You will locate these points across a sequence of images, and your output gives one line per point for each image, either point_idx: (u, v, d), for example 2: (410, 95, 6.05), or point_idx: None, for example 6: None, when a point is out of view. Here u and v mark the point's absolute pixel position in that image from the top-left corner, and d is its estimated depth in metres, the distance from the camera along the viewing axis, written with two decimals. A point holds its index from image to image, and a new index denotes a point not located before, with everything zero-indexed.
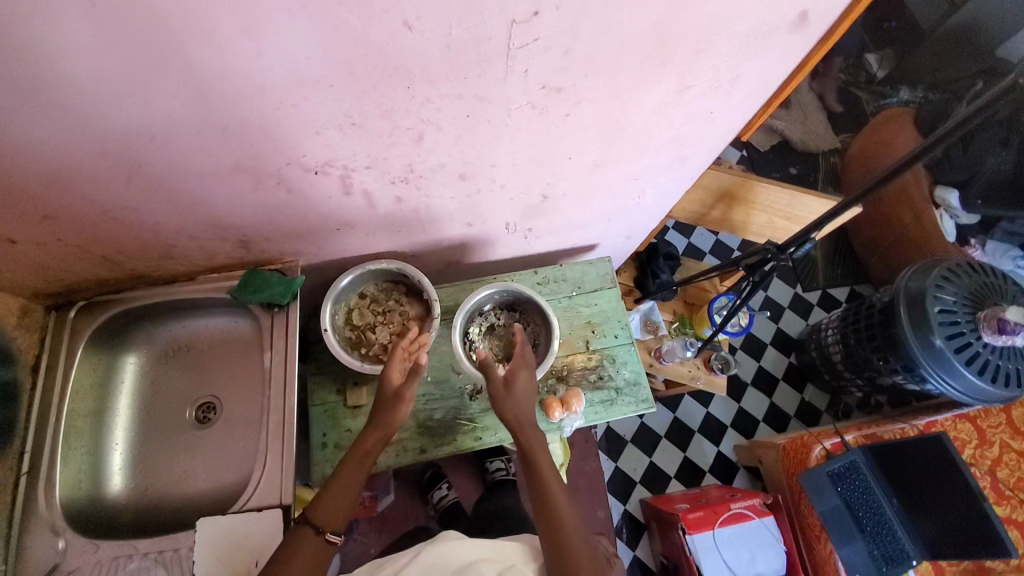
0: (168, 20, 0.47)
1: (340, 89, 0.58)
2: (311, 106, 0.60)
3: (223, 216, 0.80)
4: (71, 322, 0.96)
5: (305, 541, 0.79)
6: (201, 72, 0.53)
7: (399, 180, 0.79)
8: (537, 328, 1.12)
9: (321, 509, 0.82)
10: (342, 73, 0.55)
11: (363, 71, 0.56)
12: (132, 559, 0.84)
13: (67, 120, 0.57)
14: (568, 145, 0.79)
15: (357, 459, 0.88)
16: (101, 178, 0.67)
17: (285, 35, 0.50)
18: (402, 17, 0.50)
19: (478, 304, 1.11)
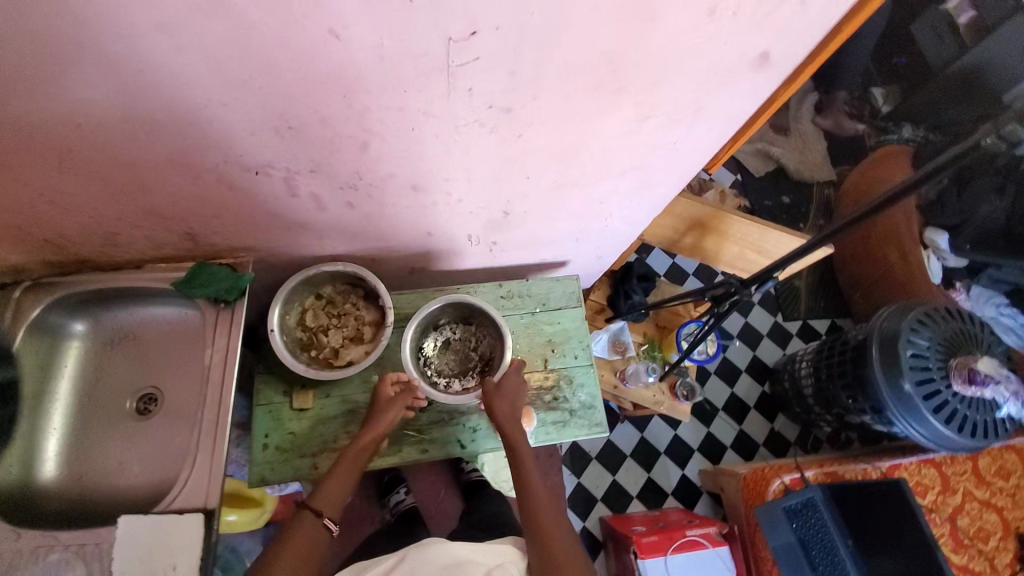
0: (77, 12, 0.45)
1: (271, 92, 0.55)
2: (242, 106, 0.57)
3: (164, 207, 0.77)
4: (11, 299, 0.91)
5: (303, 530, 0.85)
6: (120, 66, 0.51)
7: (348, 186, 0.76)
8: (491, 343, 1.09)
9: (319, 497, 0.89)
10: (270, 76, 0.53)
11: (292, 76, 0.53)
12: (53, 551, 0.82)
13: None
14: (526, 164, 0.76)
15: (344, 458, 0.94)
16: (27, 162, 0.64)
17: (205, 35, 0.48)
18: (327, 25, 0.47)
19: (432, 318, 1.09)
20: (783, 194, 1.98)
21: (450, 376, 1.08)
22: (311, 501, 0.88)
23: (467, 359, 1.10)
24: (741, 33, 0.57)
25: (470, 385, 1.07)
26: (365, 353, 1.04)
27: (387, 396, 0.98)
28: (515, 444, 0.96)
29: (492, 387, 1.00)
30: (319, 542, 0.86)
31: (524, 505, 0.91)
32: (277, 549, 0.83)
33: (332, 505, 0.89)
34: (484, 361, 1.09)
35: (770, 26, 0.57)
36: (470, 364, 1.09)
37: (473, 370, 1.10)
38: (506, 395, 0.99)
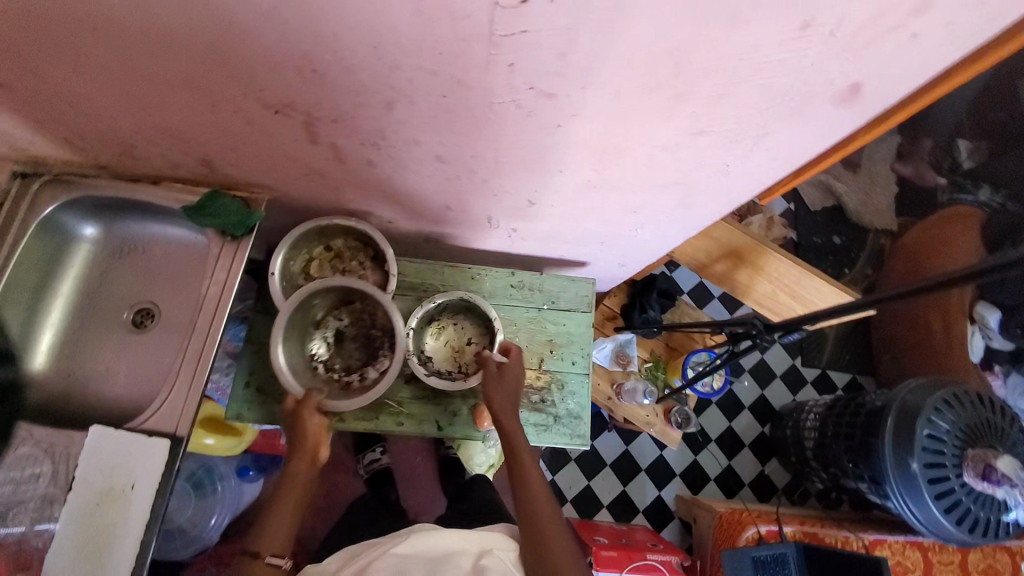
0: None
1: (295, 29, 0.51)
2: (264, 39, 0.53)
3: (181, 129, 0.74)
4: (30, 190, 0.91)
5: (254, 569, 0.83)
6: None
7: (370, 143, 0.72)
8: (483, 338, 1.09)
9: (258, 540, 0.86)
10: (296, 11, 0.48)
11: (319, 15, 0.48)
12: (24, 444, 0.84)
13: None
14: (560, 157, 0.70)
15: (284, 490, 0.90)
16: (45, 56, 0.61)
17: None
18: None
19: (308, 317, 1.00)
20: (835, 234, 1.85)
21: (361, 366, 1.04)
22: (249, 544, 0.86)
23: (369, 342, 1.05)
24: (832, 56, 0.50)
25: (383, 367, 1.03)
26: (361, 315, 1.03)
27: (291, 413, 0.93)
28: (515, 443, 0.92)
29: (491, 375, 0.97)
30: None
31: (523, 511, 0.87)
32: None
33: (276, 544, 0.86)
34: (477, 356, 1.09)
35: (865, 55, 0.50)
36: (375, 345, 1.05)
37: (380, 349, 1.05)
38: (505, 385, 0.97)
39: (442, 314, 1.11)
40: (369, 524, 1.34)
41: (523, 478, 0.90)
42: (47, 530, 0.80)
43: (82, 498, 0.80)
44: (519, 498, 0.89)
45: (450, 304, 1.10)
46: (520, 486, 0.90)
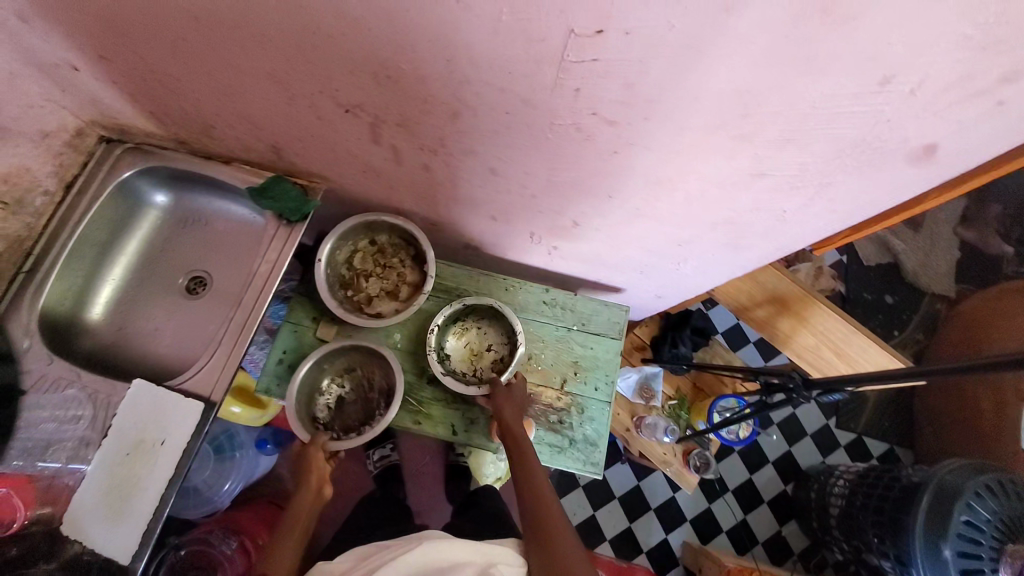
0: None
1: (377, 37, 0.54)
2: (347, 44, 0.56)
3: (257, 117, 0.80)
4: (116, 155, 1.00)
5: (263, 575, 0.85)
6: None
7: (428, 149, 0.75)
8: (503, 347, 1.11)
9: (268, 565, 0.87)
10: (381, 21, 0.51)
11: (401, 27, 0.51)
12: (71, 386, 0.89)
13: None
14: (611, 183, 0.71)
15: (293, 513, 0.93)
16: (151, 39, 0.67)
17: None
18: None
19: (312, 382, 1.05)
20: (888, 292, 1.76)
21: (359, 427, 1.06)
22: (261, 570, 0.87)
23: (368, 404, 1.08)
24: (910, 114, 0.48)
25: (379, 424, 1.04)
26: (395, 311, 1.07)
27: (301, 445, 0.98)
28: (523, 451, 0.94)
29: (501, 391, 1.01)
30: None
31: (531, 517, 0.87)
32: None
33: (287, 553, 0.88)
34: (494, 364, 1.11)
35: (946, 117, 0.48)
36: (373, 407, 1.08)
37: (379, 408, 1.08)
38: (514, 402, 1.00)
39: (468, 317, 1.13)
40: (372, 517, 1.35)
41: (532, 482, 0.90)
42: (77, 471, 0.85)
43: (114, 447, 0.85)
44: (528, 504, 0.88)
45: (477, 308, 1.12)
46: (527, 491, 0.89)
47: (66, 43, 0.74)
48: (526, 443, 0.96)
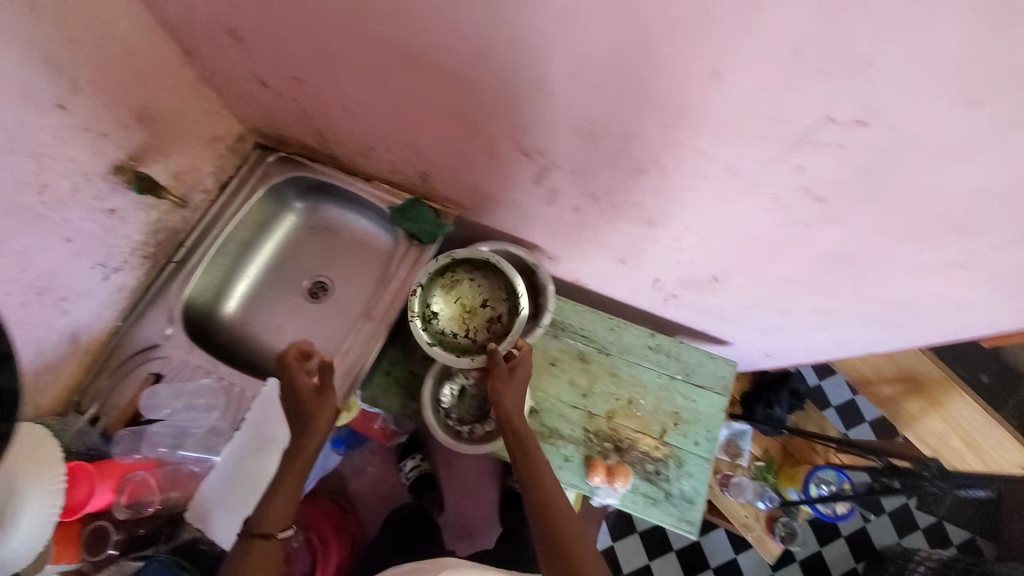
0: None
1: (604, 99, 0.57)
2: (565, 102, 0.60)
3: (424, 147, 0.84)
4: (266, 164, 1.08)
5: (257, 559, 0.79)
6: (494, 34, 0.55)
7: (590, 195, 0.78)
8: (499, 304, 0.94)
9: (262, 518, 0.81)
10: (616, 87, 0.54)
11: (636, 92, 0.54)
12: (207, 375, 0.93)
13: (364, 21, 0.62)
14: (776, 249, 0.71)
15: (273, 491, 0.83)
16: (355, 74, 0.73)
17: (595, 31, 0.49)
18: (714, 65, 0.47)
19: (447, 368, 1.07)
20: None
21: (474, 422, 1.07)
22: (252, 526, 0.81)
23: (484, 402, 1.09)
24: None
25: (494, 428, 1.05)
26: None
27: (301, 384, 0.86)
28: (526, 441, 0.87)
29: (504, 372, 0.87)
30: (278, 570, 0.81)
31: (546, 534, 0.82)
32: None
33: (282, 523, 0.82)
34: (489, 323, 0.95)
35: None
36: (489, 408, 1.08)
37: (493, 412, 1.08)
38: (518, 383, 0.88)
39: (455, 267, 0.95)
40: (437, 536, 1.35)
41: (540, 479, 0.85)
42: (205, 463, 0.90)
43: None
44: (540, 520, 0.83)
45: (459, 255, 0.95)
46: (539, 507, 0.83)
47: (272, 69, 0.81)
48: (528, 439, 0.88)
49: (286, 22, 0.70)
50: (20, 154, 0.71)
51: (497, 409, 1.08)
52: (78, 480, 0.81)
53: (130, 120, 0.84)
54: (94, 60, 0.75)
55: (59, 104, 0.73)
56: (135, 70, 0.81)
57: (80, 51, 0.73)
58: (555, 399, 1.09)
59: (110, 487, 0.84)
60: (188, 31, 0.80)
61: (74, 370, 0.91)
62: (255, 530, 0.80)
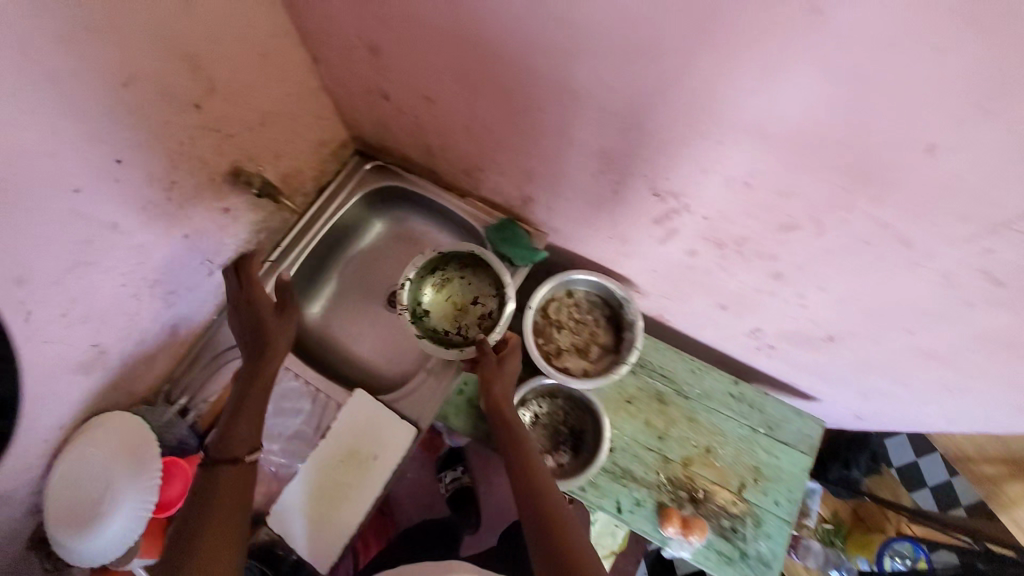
0: (718, 36, 0.47)
1: (781, 157, 0.56)
2: (732, 153, 0.58)
3: (544, 173, 0.84)
4: (363, 173, 1.10)
5: (226, 489, 0.71)
6: (677, 83, 0.54)
7: (715, 242, 0.76)
8: (489, 299, 1.00)
9: (229, 438, 0.76)
10: (799, 148, 0.53)
11: (824, 155, 0.52)
12: (295, 378, 0.95)
13: (531, 54, 0.62)
14: (916, 318, 0.69)
15: (233, 418, 0.78)
16: (497, 100, 0.74)
17: (801, 96, 0.48)
18: (930, 141, 0.46)
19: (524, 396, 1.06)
20: None
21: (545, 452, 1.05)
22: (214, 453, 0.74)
23: (556, 433, 1.07)
24: None
25: (565, 462, 1.04)
26: (584, 369, 1.07)
27: (256, 298, 0.83)
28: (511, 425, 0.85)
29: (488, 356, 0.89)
30: (248, 504, 0.73)
31: (538, 519, 0.74)
32: (194, 548, 0.64)
33: (245, 449, 0.76)
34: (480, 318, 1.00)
35: None
36: (560, 439, 1.06)
37: (565, 444, 1.06)
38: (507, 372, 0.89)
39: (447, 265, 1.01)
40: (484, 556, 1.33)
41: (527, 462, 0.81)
42: (286, 469, 0.90)
43: (329, 451, 0.87)
44: (532, 507, 0.75)
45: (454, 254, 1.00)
46: (530, 494, 0.77)
47: (405, 86, 0.81)
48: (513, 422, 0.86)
49: (437, 45, 0.70)
50: (157, 151, 0.72)
51: (569, 441, 1.06)
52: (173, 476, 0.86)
53: (255, 121, 0.84)
54: (235, 61, 0.75)
55: (196, 103, 0.73)
56: (269, 74, 0.81)
57: (226, 55, 0.73)
58: (629, 438, 1.06)
59: None
60: (323, 39, 0.81)
61: (168, 359, 0.94)
62: (218, 458, 0.73)
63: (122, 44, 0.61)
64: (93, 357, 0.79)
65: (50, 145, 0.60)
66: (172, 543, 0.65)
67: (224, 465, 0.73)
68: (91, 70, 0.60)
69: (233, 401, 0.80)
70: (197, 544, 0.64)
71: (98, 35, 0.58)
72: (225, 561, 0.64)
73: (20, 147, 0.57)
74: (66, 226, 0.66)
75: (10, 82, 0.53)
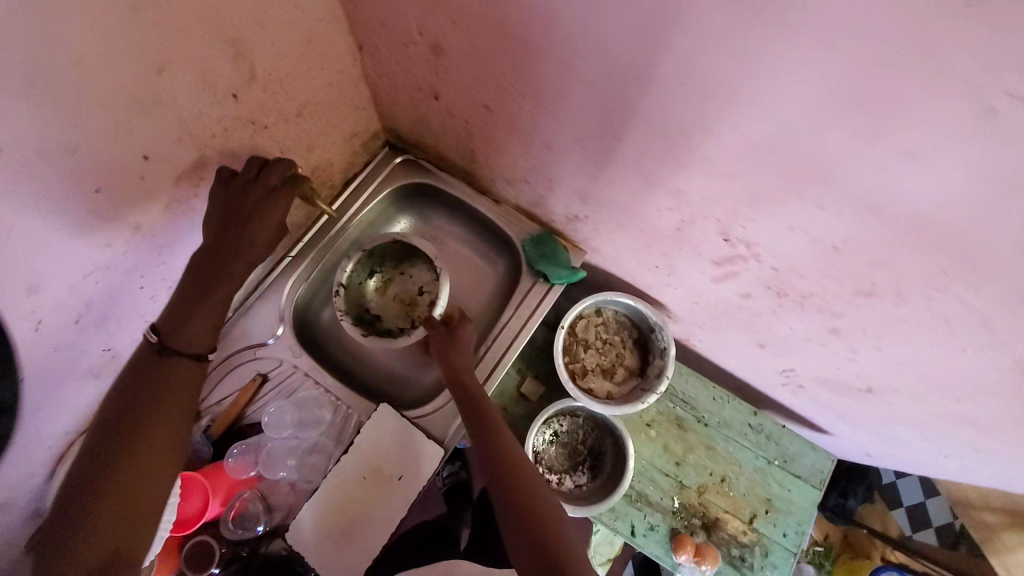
0: (861, 108, 0.43)
1: (883, 232, 0.52)
2: (829, 218, 0.55)
3: (600, 198, 0.79)
4: (393, 167, 1.02)
5: (175, 385, 0.62)
6: (789, 144, 0.50)
7: (776, 290, 0.73)
8: (432, 284, 0.97)
9: (178, 333, 0.63)
10: (907, 229, 0.50)
11: (933, 239, 0.49)
12: (316, 385, 0.91)
13: (621, 88, 0.57)
14: (971, 390, 0.68)
15: (196, 306, 0.65)
16: (565, 124, 0.68)
17: (940, 184, 0.44)
18: None
19: (547, 416, 1.03)
20: None
21: (563, 473, 1.04)
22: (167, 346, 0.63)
23: (575, 453, 1.06)
24: None
25: (582, 483, 1.04)
26: (609, 392, 1.05)
27: (255, 200, 0.68)
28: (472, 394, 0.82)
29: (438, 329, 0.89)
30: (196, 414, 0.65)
31: (504, 483, 0.73)
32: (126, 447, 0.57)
33: (208, 347, 0.66)
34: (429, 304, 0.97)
35: None
36: (579, 459, 1.06)
37: (583, 465, 1.06)
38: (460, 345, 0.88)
39: (385, 264, 0.99)
40: None
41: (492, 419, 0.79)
42: (301, 485, 0.86)
43: (351, 467, 0.84)
44: (498, 470, 0.74)
45: (388, 250, 0.98)
46: (495, 454, 0.76)
47: (461, 91, 0.74)
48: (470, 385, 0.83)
49: (507, 60, 0.63)
50: (188, 146, 0.64)
51: (587, 462, 1.06)
52: (189, 492, 0.81)
53: (292, 112, 0.76)
54: (279, 48, 0.67)
55: (233, 94, 0.65)
56: (311, 62, 0.73)
57: (271, 41, 0.65)
58: (646, 462, 1.06)
59: (220, 501, 0.84)
60: (376, 29, 0.72)
61: None
62: (174, 348, 0.63)
63: (158, 27, 0.52)
64: (104, 360, 0.73)
65: (71, 141, 0.52)
66: (106, 426, 0.59)
67: (182, 357, 0.64)
68: (123, 59, 0.51)
69: (191, 280, 0.66)
70: (131, 444, 0.57)
71: (133, 17, 0.50)
72: (159, 479, 0.59)
73: (40, 145, 0.50)
74: (83, 228, 0.59)
75: (33, 71, 0.46)
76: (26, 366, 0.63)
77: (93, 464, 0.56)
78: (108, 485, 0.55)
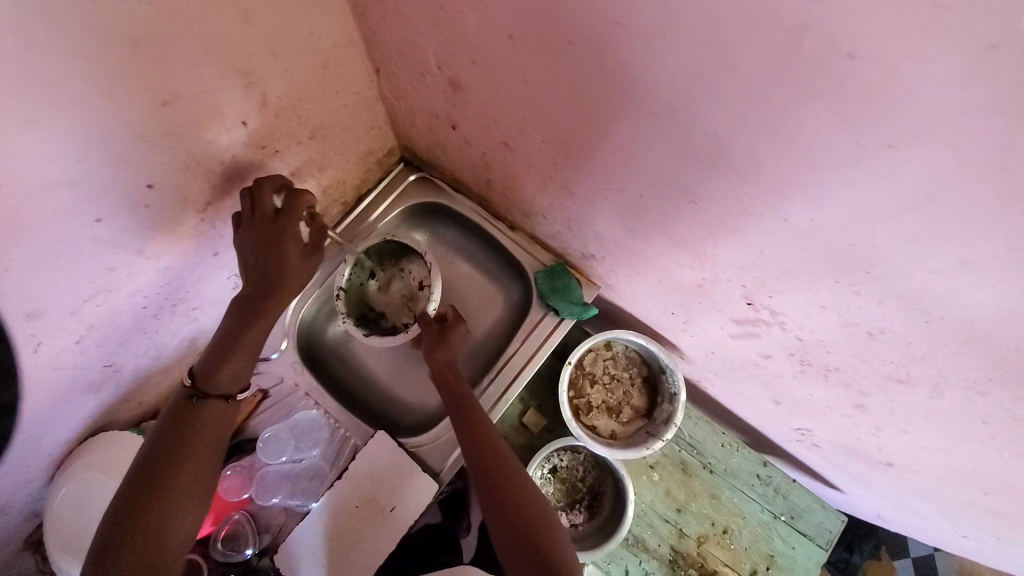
0: (912, 212, 0.38)
1: (926, 329, 0.48)
2: (866, 305, 0.50)
3: (618, 244, 0.75)
4: (406, 184, 1.00)
5: (205, 427, 0.66)
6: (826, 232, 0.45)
7: (797, 357, 0.68)
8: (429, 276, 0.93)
9: (214, 373, 0.68)
10: (953, 332, 0.45)
11: (981, 348, 0.45)
12: (316, 406, 0.91)
13: (646, 149, 0.52)
14: (1004, 490, 0.63)
15: (234, 338, 0.69)
16: (585, 171, 0.64)
17: (999, 299, 0.39)
18: None
19: (547, 453, 1.01)
20: None
21: (559, 509, 1.02)
22: (204, 387, 0.68)
23: (573, 490, 1.04)
24: None
25: (578, 522, 1.02)
26: (613, 431, 1.02)
27: (282, 226, 0.70)
28: (464, 404, 0.81)
29: (432, 332, 0.87)
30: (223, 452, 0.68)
31: (501, 500, 0.71)
32: (162, 494, 0.59)
33: (236, 387, 0.71)
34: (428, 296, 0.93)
35: None
36: (577, 497, 1.04)
37: (580, 503, 1.04)
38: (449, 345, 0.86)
39: (383, 262, 0.96)
40: None
41: (484, 431, 0.78)
42: (294, 508, 0.86)
43: (343, 496, 0.83)
44: (492, 486, 0.72)
45: (384, 250, 0.95)
46: (489, 472, 0.73)
47: (478, 125, 0.70)
48: (466, 393, 0.82)
49: (525, 103, 0.59)
50: (194, 173, 0.63)
51: (584, 501, 1.04)
52: None
53: (305, 134, 0.74)
54: (291, 74, 0.64)
55: (243, 120, 0.63)
56: (324, 85, 0.70)
57: (281, 66, 0.62)
58: (647, 506, 1.03)
59: (210, 520, 0.84)
60: (393, 53, 0.69)
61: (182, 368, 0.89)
62: (208, 391, 0.68)
63: (162, 60, 0.50)
64: (104, 375, 0.73)
65: (71, 175, 0.50)
66: (135, 475, 0.60)
67: (214, 398, 0.68)
68: (128, 95, 0.50)
69: (232, 318, 0.71)
70: (170, 476, 0.61)
71: (134, 54, 0.47)
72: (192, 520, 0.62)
73: (38, 180, 0.48)
74: (84, 256, 0.58)
75: (32, 111, 0.44)
76: (25, 385, 0.62)
77: (127, 509, 0.58)
78: (144, 532, 0.57)
